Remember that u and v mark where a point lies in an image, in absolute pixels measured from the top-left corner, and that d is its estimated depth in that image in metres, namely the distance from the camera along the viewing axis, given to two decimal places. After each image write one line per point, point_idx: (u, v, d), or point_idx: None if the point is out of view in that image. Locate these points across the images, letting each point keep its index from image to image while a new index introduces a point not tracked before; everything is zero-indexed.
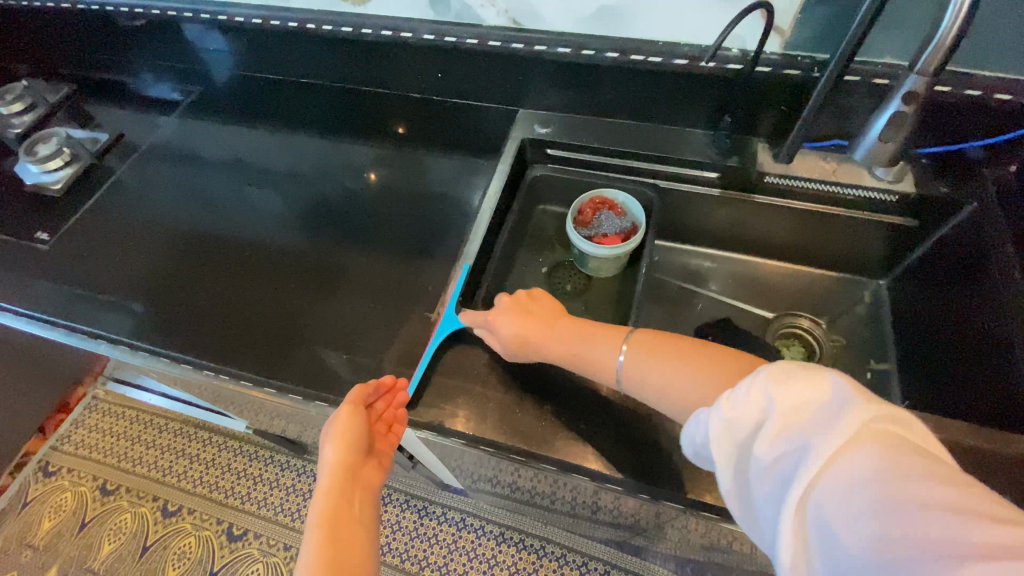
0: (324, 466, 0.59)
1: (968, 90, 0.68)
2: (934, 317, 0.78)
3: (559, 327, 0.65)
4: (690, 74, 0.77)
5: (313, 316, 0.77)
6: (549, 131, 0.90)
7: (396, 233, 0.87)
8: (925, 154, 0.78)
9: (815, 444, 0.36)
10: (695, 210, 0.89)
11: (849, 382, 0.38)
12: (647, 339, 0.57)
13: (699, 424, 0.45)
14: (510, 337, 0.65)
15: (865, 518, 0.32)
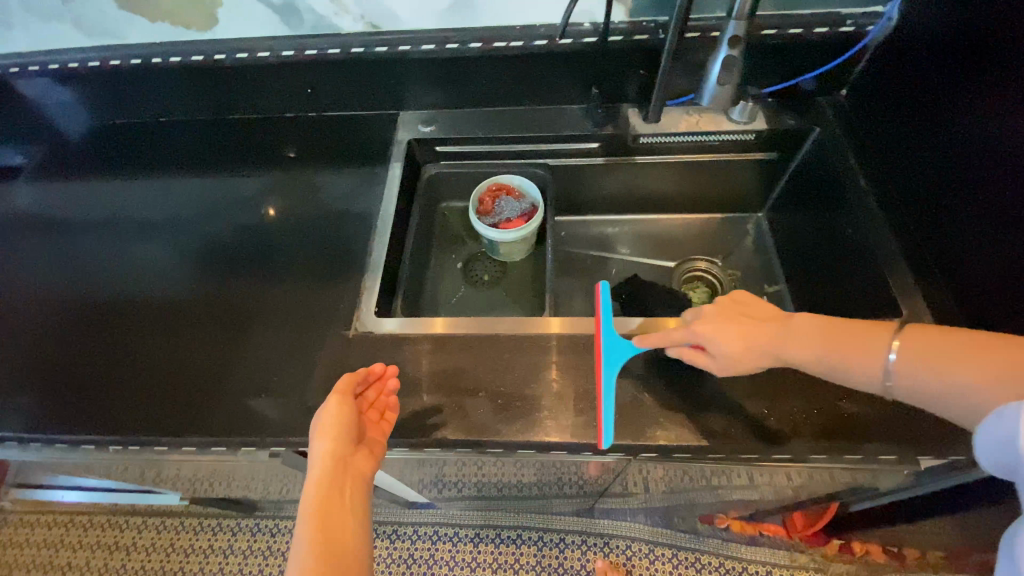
0: (315, 456, 0.61)
1: (791, 30, 0.76)
2: (804, 235, 0.87)
3: (795, 322, 0.58)
4: (552, 54, 0.80)
5: (222, 360, 0.72)
6: (434, 129, 0.90)
7: (294, 256, 0.82)
8: (768, 94, 0.85)
9: None
10: (588, 180, 0.93)
11: None
12: (925, 335, 0.50)
13: (1004, 421, 0.40)
14: (734, 348, 0.59)
15: None
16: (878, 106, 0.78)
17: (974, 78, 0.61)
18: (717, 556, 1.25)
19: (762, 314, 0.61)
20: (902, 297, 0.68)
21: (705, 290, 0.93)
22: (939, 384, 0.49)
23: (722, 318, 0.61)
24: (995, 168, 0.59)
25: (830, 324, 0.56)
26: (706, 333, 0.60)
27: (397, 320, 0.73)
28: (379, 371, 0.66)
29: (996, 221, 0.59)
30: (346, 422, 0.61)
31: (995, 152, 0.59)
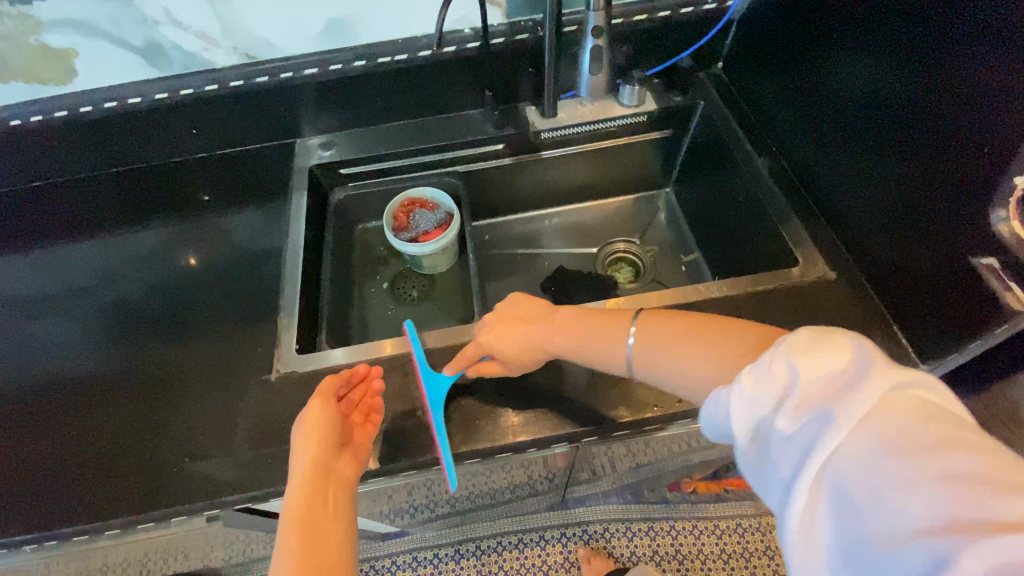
0: (296, 463, 0.58)
1: (659, 13, 0.80)
2: (708, 203, 0.92)
3: (560, 316, 0.64)
4: (438, 63, 0.81)
5: (134, 428, 0.66)
6: (333, 152, 0.87)
7: (202, 306, 0.77)
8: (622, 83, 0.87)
9: (837, 413, 0.37)
10: (499, 181, 0.93)
11: (870, 347, 0.39)
12: (659, 326, 0.56)
13: (719, 405, 0.45)
14: (509, 349, 0.64)
15: (886, 489, 0.34)
16: (750, 74, 0.83)
17: (836, 25, 0.65)
18: (690, 520, 1.30)
19: (536, 315, 0.66)
20: (798, 247, 0.73)
21: (629, 269, 0.97)
22: (680, 370, 0.53)
23: (502, 311, 0.68)
24: (863, 108, 0.64)
25: (574, 328, 0.63)
26: (485, 339, 0.65)
27: (347, 347, 0.70)
28: (363, 372, 0.66)
29: (868, 159, 0.65)
30: (330, 426, 0.59)
31: (862, 94, 0.64)
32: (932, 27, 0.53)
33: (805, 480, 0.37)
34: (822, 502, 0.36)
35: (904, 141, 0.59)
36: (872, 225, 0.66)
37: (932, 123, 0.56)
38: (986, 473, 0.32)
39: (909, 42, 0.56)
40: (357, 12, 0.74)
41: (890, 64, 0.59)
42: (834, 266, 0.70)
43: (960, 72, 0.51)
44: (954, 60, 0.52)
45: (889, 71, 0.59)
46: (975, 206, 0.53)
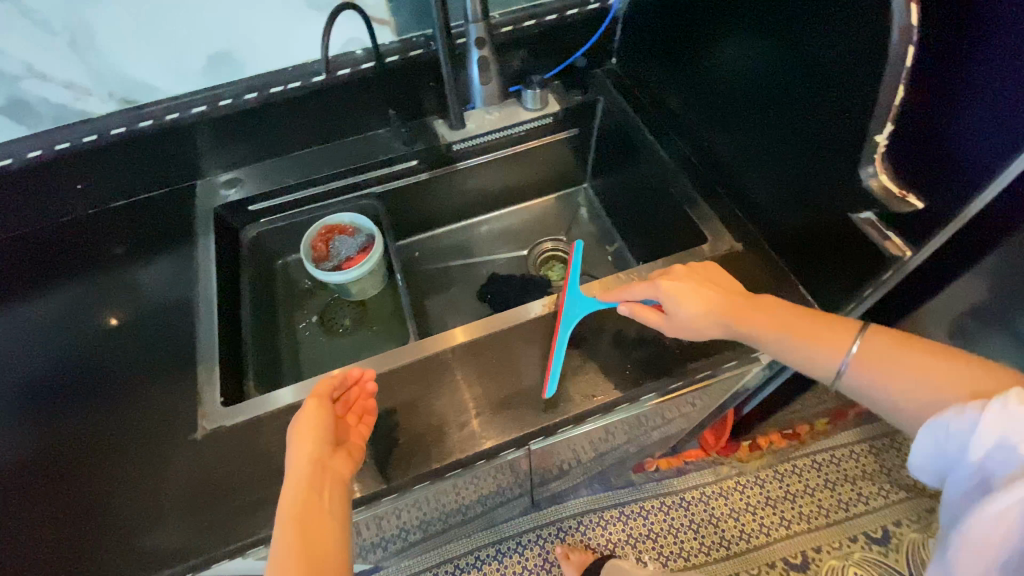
0: (291, 462, 0.55)
1: (547, 17, 0.83)
2: (623, 192, 0.95)
3: (772, 306, 0.62)
4: (335, 87, 0.79)
5: (39, 522, 0.59)
6: (239, 190, 0.83)
7: (102, 373, 0.69)
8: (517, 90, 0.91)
9: None
10: (419, 198, 0.92)
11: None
12: (883, 347, 0.57)
13: (933, 448, 0.51)
14: (696, 312, 0.62)
15: None
16: (641, 67, 0.87)
17: (710, 7, 0.68)
18: (659, 497, 1.30)
19: (725, 285, 0.64)
20: (707, 224, 0.77)
21: (560, 267, 1.00)
22: (894, 394, 0.56)
23: (691, 277, 0.64)
24: (743, 84, 0.68)
25: (785, 324, 0.61)
26: (668, 290, 0.62)
27: (294, 386, 0.66)
28: (356, 375, 0.62)
29: (755, 132, 0.69)
30: (324, 424, 0.57)
31: (741, 70, 0.67)
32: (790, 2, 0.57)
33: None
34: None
35: (783, 111, 0.63)
36: (768, 195, 0.71)
37: (804, 92, 0.60)
38: None
39: (773, 18, 0.60)
40: (239, 44, 0.72)
41: (761, 40, 0.63)
42: (739, 237, 0.75)
43: (818, 42, 0.55)
44: (814, 36, 0.56)
45: (760, 46, 0.63)
46: (848, 165, 0.58)
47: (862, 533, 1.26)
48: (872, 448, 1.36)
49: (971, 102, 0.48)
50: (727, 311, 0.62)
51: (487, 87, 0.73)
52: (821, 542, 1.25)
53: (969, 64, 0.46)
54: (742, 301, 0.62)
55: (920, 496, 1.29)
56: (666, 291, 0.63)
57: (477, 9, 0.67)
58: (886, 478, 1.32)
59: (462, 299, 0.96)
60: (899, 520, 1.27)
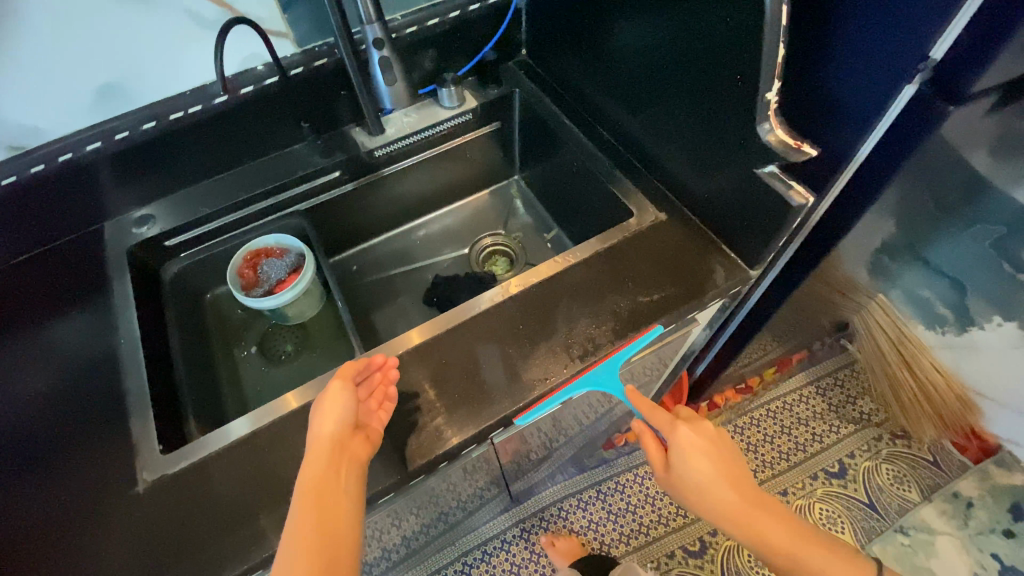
0: (313, 437, 0.58)
1: (450, 14, 0.83)
2: (552, 180, 0.97)
3: (784, 521, 0.68)
4: (240, 107, 0.76)
5: None
6: (152, 227, 0.78)
7: (17, 443, 0.63)
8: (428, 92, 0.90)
9: None
10: (348, 210, 0.90)
11: None
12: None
13: None
14: (698, 475, 0.66)
15: None
16: (549, 55, 0.89)
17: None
18: (632, 470, 1.33)
19: (745, 484, 0.68)
20: (633, 199, 0.79)
21: (502, 260, 1.00)
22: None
23: (716, 455, 0.67)
24: (643, 60, 0.70)
25: (763, 511, 0.66)
26: (682, 447, 0.67)
27: (249, 415, 0.63)
28: (380, 361, 0.64)
29: (662, 106, 0.71)
30: (345, 407, 0.59)
31: (638, 47, 0.70)
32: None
33: None
34: None
35: (682, 81, 0.66)
36: (683, 163, 0.73)
37: (700, 62, 0.62)
38: None
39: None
40: (126, 73, 0.67)
41: (653, 16, 0.65)
42: (663, 207, 0.78)
43: (706, 11, 0.58)
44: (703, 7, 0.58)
45: (652, 21, 0.66)
46: (746, 125, 0.61)
47: (821, 469, 1.35)
48: (818, 388, 1.46)
49: (840, 58, 0.53)
50: (733, 503, 0.66)
51: (399, 90, 0.73)
52: (787, 485, 1.33)
53: (833, 24, 0.52)
54: (751, 507, 0.66)
55: (865, 427, 1.40)
56: (687, 457, 0.66)
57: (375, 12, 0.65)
58: (835, 415, 1.42)
59: (407, 306, 0.95)
60: (852, 453, 1.37)
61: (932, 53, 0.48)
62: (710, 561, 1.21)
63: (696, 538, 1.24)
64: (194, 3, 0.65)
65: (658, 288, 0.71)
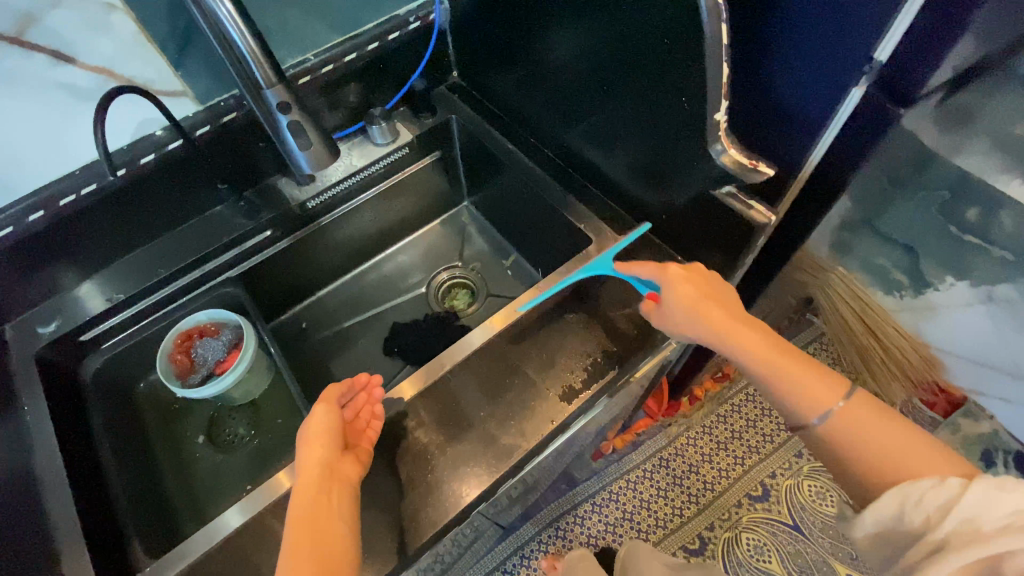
0: (299, 467, 0.53)
1: (369, 46, 0.75)
2: (505, 204, 0.91)
3: (775, 348, 0.55)
4: (142, 178, 0.66)
5: None
6: (59, 324, 0.69)
7: None
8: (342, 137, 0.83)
9: (993, 553, 0.43)
10: (288, 267, 0.83)
11: (988, 528, 0.44)
12: (865, 419, 0.51)
13: (919, 504, 0.47)
14: (696, 314, 0.57)
15: (981, 563, 0.44)
16: (482, 76, 0.83)
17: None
18: (623, 477, 1.31)
19: (725, 299, 0.58)
20: (590, 225, 0.75)
21: (464, 293, 0.95)
22: (858, 445, 0.50)
23: (712, 293, 0.58)
24: (582, 73, 0.65)
25: (767, 350, 0.55)
26: (679, 282, 0.58)
27: (240, 503, 0.57)
28: (364, 380, 0.60)
29: (607, 124, 0.67)
30: (330, 428, 0.55)
31: (573, 54, 0.64)
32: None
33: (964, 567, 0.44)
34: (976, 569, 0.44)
35: (623, 99, 0.62)
36: (642, 181, 0.69)
37: (640, 79, 0.58)
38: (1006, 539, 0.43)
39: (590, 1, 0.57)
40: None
41: (584, 33, 0.61)
42: (622, 230, 0.74)
43: (640, 26, 0.54)
44: (637, 25, 0.54)
45: (584, 30, 0.60)
46: (698, 145, 0.58)
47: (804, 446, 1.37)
48: None
49: (775, 69, 0.50)
50: (715, 326, 0.56)
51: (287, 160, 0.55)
52: (774, 468, 1.29)
53: (767, 36, 0.49)
54: (735, 323, 0.56)
55: None
56: (673, 290, 0.58)
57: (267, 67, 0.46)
58: None
59: (368, 359, 0.88)
60: None
61: (877, 55, 0.45)
62: (711, 556, 1.21)
63: (694, 535, 1.23)
64: (66, 72, 0.62)
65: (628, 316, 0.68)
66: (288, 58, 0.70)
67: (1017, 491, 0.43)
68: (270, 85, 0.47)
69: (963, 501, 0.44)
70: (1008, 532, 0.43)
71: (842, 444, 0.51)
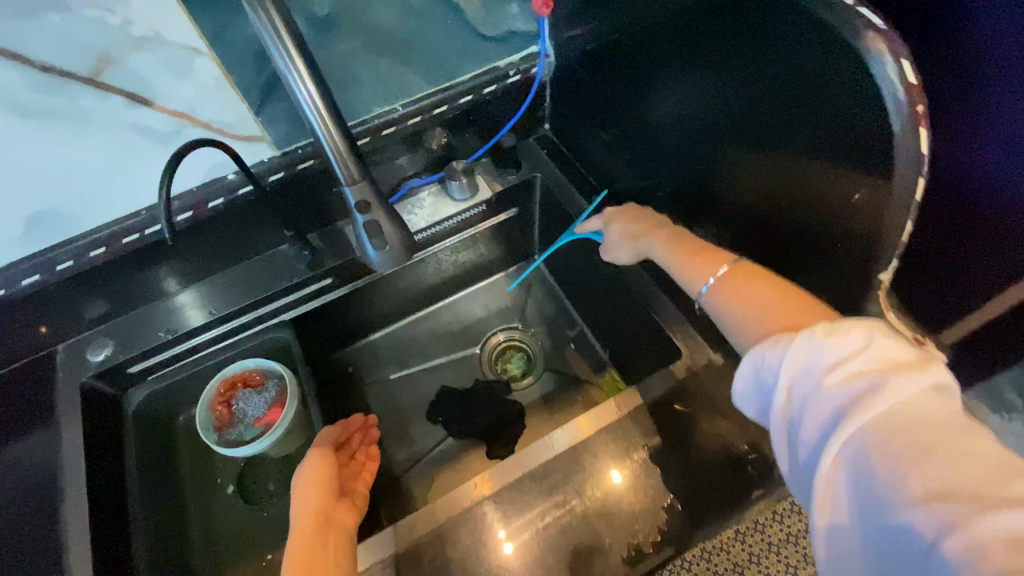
0: (293, 517, 0.56)
1: (462, 99, 0.67)
2: (580, 274, 0.83)
3: (685, 240, 0.56)
4: (209, 222, 0.63)
5: None
6: (111, 352, 0.67)
7: None
8: (417, 186, 0.75)
9: (860, 415, 0.35)
10: (343, 313, 0.78)
11: (843, 394, 0.36)
12: (743, 283, 0.48)
13: (768, 366, 0.40)
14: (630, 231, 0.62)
15: (861, 456, 0.35)
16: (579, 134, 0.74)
17: (641, 46, 0.55)
18: None
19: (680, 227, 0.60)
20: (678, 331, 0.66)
21: (520, 360, 0.86)
22: (734, 312, 0.47)
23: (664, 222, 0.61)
24: (705, 150, 0.54)
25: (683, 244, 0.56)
26: (609, 215, 0.67)
27: None
28: (357, 423, 0.72)
29: (720, 227, 0.57)
30: (324, 472, 0.60)
31: (691, 126, 0.54)
32: (756, 56, 0.43)
33: (826, 463, 0.36)
34: (851, 481, 0.35)
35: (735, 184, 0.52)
36: None
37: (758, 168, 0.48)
38: (868, 388, 0.36)
39: (737, 68, 0.45)
40: (69, 196, 0.54)
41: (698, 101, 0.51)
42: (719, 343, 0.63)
43: (769, 107, 0.44)
44: (771, 113, 0.44)
45: (716, 105, 0.49)
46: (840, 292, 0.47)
47: None
48: None
49: None
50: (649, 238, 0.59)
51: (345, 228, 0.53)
52: None
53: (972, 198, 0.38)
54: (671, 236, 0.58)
55: None
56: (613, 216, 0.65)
57: (351, 168, 0.43)
58: None
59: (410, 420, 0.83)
60: None
61: None
62: None
63: None
64: (140, 115, 0.53)
65: (731, 471, 0.56)
66: (354, 114, 0.63)
67: (841, 340, 0.38)
68: (352, 183, 0.43)
69: (817, 343, 0.38)
70: (875, 396, 0.35)
71: (725, 309, 0.48)
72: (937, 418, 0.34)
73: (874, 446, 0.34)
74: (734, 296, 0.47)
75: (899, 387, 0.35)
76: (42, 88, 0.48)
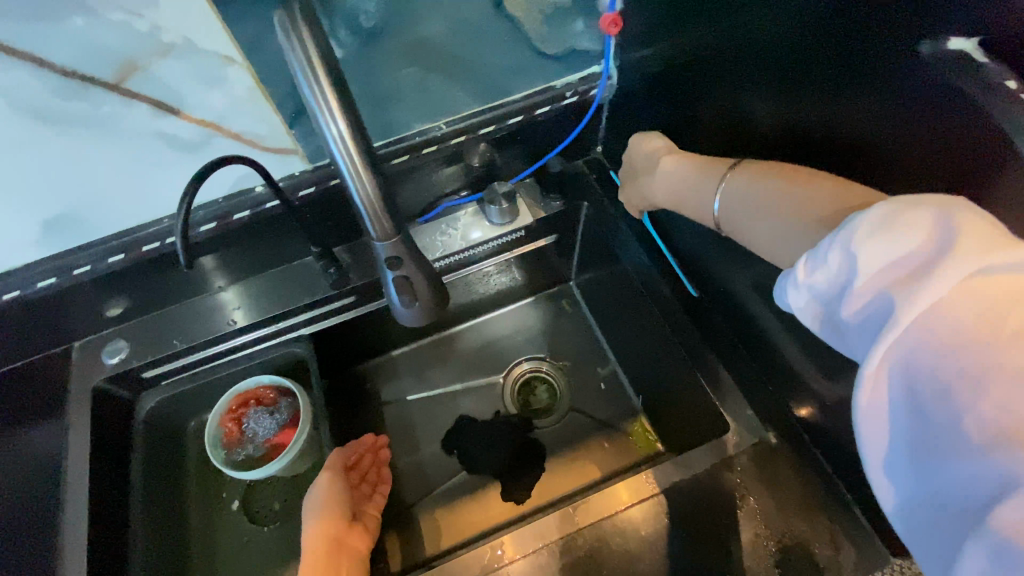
0: (307, 538, 0.58)
1: (511, 120, 0.62)
2: (618, 310, 0.77)
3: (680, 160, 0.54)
4: (233, 233, 0.59)
5: None
6: (125, 356, 0.64)
7: None
8: (451, 206, 0.71)
9: (897, 311, 0.31)
10: (365, 330, 0.74)
11: (881, 292, 0.32)
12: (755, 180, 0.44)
13: (795, 285, 0.37)
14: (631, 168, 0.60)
15: (906, 382, 0.31)
16: None
17: (722, 60, 0.47)
18: None
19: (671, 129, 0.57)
20: (724, 396, 0.60)
21: (544, 394, 0.81)
22: (760, 220, 0.43)
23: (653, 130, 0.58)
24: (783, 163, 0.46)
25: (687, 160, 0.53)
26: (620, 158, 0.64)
27: None
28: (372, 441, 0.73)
29: None
30: (339, 494, 0.62)
31: (777, 153, 0.46)
32: (881, 77, 0.35)
33: (864, 381, 0.33)
34: (896, 395, 0.32)
35: None
36: (833, 395, 0.49)
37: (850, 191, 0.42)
38: (905, 288, 0.31)
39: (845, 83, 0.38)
40: (88, 202, 0.51)
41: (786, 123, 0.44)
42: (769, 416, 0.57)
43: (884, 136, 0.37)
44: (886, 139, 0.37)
45: (813, 130, 0.42)
46: None
47: None
48: None
49: None
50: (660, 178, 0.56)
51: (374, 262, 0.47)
52: None
53: None
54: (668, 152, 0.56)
55: None
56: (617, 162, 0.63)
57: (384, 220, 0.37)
58: None
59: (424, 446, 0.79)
60: None
61: None
62: None
63: None
64: (167, 125, 0.48)
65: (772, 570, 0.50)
66: (388, 134, 0.58)
67: (897, 236, 0.31)
68: (384, 238, 0.38)
69: (842, 242, 0.33)
70: (911, 292, 0.30)
71: (743, 226, 0.46)
72: (998, 306, 0.28)
73: (918, 358, 0.30)
74: (750, 208, 0.44)
75: (933, 277, 0.30)
76: (64, 95, 0.43)
